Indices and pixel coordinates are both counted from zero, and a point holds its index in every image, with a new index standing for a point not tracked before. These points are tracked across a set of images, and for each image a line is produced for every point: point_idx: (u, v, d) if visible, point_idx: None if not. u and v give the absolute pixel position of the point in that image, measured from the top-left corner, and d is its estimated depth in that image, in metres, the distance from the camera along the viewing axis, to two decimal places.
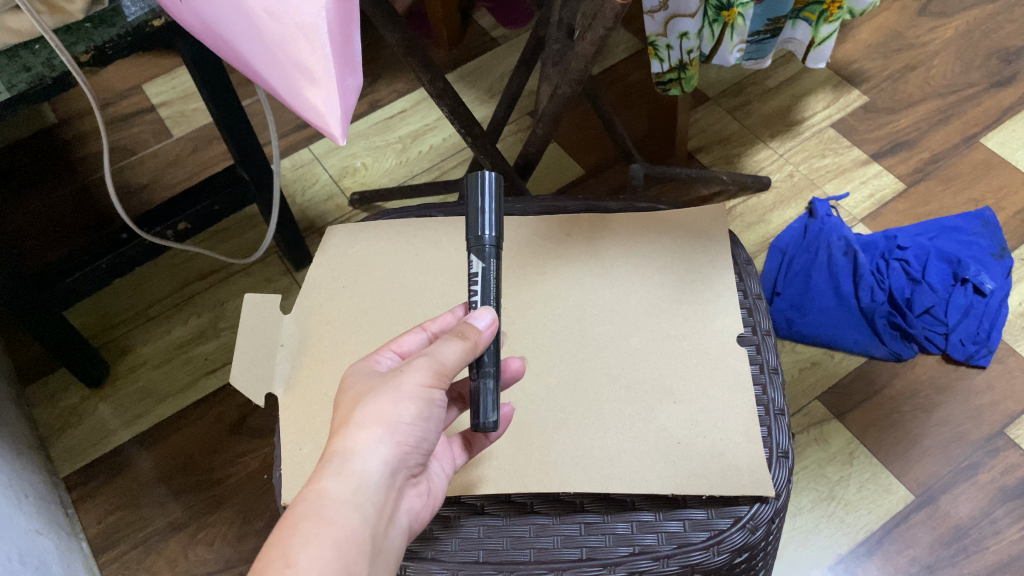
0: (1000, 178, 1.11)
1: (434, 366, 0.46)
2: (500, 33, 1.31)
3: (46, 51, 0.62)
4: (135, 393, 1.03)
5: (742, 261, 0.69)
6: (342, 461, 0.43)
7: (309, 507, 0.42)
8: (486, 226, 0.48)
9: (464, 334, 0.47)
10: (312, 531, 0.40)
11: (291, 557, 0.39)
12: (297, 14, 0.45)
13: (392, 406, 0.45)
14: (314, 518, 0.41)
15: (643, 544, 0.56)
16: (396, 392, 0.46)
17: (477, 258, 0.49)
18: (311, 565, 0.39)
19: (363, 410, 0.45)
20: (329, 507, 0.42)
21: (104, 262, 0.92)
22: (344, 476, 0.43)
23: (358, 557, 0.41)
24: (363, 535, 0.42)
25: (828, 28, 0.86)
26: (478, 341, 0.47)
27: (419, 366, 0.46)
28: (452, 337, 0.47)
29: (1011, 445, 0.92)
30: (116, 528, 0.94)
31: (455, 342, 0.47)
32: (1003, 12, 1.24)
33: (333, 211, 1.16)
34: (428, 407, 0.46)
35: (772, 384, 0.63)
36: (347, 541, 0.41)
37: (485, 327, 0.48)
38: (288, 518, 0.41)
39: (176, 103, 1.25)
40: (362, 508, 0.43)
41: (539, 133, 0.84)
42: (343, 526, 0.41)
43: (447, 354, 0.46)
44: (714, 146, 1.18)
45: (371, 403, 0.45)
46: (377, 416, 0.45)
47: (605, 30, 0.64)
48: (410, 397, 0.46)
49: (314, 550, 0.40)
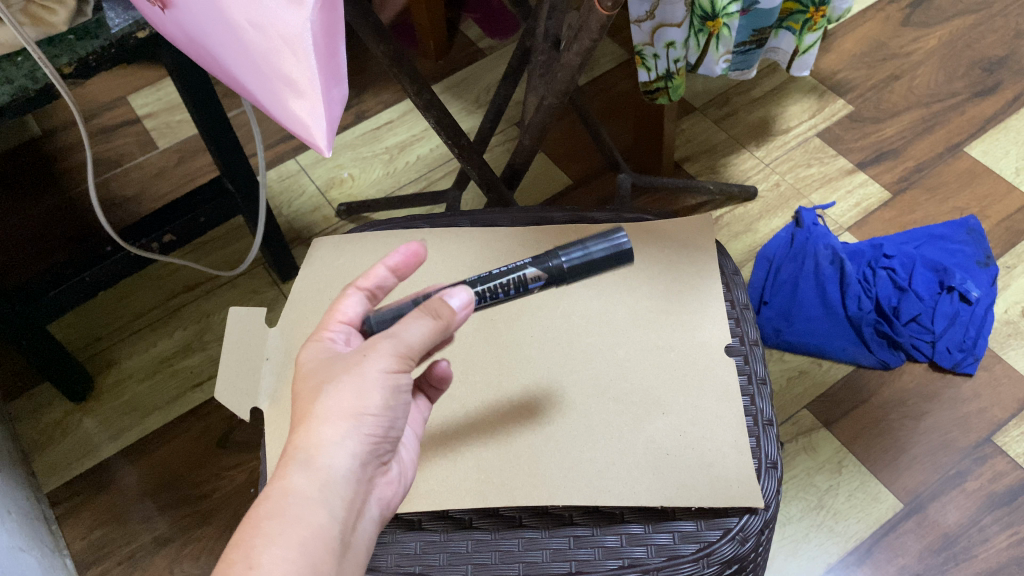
0: (984, 187, 1.11)
1: (400, 348, 0.47)
2: (487, 44, 1.32)
3: (28, 63, 0.61)
4: (120, 406, 1.02)
5: (729, 271, 0.69)
6: (308, 457, 0.44)
7: (274, 505, 0.42)
8: (568, 262, 0.52)
9: (437, 312, 0.48)
10: (276, 531, 0.41)
11: (253, 559, 0.40)
12: (281, 27, 0.44)
13: (356, 396, 0.46)
14: (279, 518, 0.42)
15: (633, 557, 0.55)
16: (360, 380, 0.46)
17: (538, 271, 0.52)
18: (275, 568, 0.40)
19: (327, 401, 0.46)
20: (293, 505, 0.42)
21: (88, 275, 0.90)
22: (310, 472, 0.44)
23: (325, 557, 0.42)
24: (331, 532, 0.43)
25: (811, 37, 0.88)
26: (445, 318, 0.48)
27: (384, 350, 0.46)
28: (423, 315, 0.48)
29: (999, 453, 0.92)
30: (100, 545, 0.93)
31: (425, 319, 0.48)
32: (985, 22, 1.26)
33: (320, 222, 1.15)
34: (394, 393, 0.47)
35: (760, 395, 0.62)
36: (314, 540, 0.42)
37: (459, 308, 0.49)
38: (253, 516, 0.42)
39: (161, 114, 1.25)
40: (329, 505, 0.43)
41: (525, 144, 0.84)
42: (310, 525, 0.42)
43: (414, 334, 0.47)
44: (701, 156, 1.19)
45: (333, 394, 0.46)
46: (342, 408, 0.45)
47: (592, 42, 0.64)
48: (374, 386, 0.46)
49: (278, 550, 0.41)
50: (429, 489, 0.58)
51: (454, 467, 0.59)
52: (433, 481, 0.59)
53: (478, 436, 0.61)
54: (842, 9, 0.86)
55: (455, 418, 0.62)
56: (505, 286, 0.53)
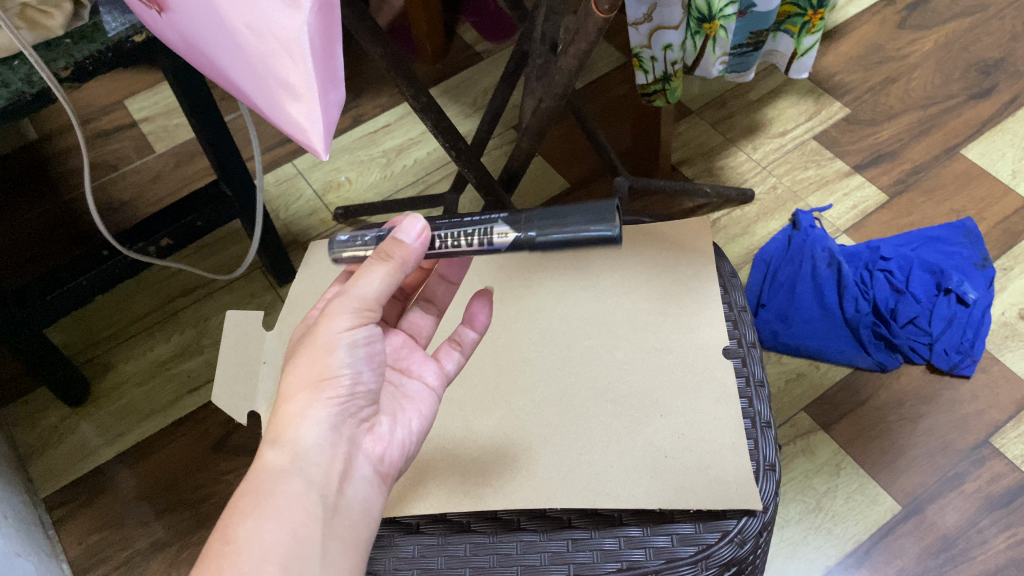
0: (980, 189, 1.12)
1: (352, 305, 0.50)
2: (484, 47, 1.32)
3: (25, 67, 0.62)
4: (117, 411, 1.02)
5: (726, 272, 0.68)
6: (278, 433, 0.48)
7: (252, 481, 0.46)
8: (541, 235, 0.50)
9: (389, 255, 0.51)
10: (252, 506, 0.45)
11: (232, 535, 0.43)
12: (278, 31, 0.44)
13: (315, 364, 0.49)
14: (252, 495, 0.45)
15: (631, 560, 0.54)
16: (317, 347, 0.50)
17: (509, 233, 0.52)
18: (252, 539, 0.43)
19: (292, 374, 0.50)
20: (268, 480, 0.46)
21: (84, 279, 0.90)
22: (281, 446, 0.47)
23: (304, 518, 0.45)
24: (309, 496, 0.46)
25: (810, 39, 0.88)
26: (388, 260, 0.51)
27: (338, 313, 0.50)
28: (376, 262, 0.51)
29: (997, 454, 0.92)
30: (98, 549, 0.93)
31: (374, 268, 0.51)
32: (981, 24, 1.26)
33: (317, 225, 1.15)
34: (352, 350, 0.51)
35: (759, 397, 0.61)
36: (291, 507, 0.45)
37: (412, 240, 0.52)
38: (234, 497, 0.46)
39: (158, 118, 1.25)
40: (304, 473, 0.47)
41: (522, 146, 0.84)
42: (284, 494, 0.45)
43: (365, 289, 0.50)
44: (698, 159, 1.19)
45: (295, 367, 0.50)
46: (300, 382, 0.49)
47: (588, 45, 0.64)
48: (329, 351, 0.50)
49: (254, 523, 0.44)
50: (429, 492, 0.58)
51: (453, 469, 0.60)
52: (433, 484, 0.59)
53: (477, 441, 0.61)
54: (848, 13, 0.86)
55: (454, 421, 0.63)
56: (471, 232, 0.53)
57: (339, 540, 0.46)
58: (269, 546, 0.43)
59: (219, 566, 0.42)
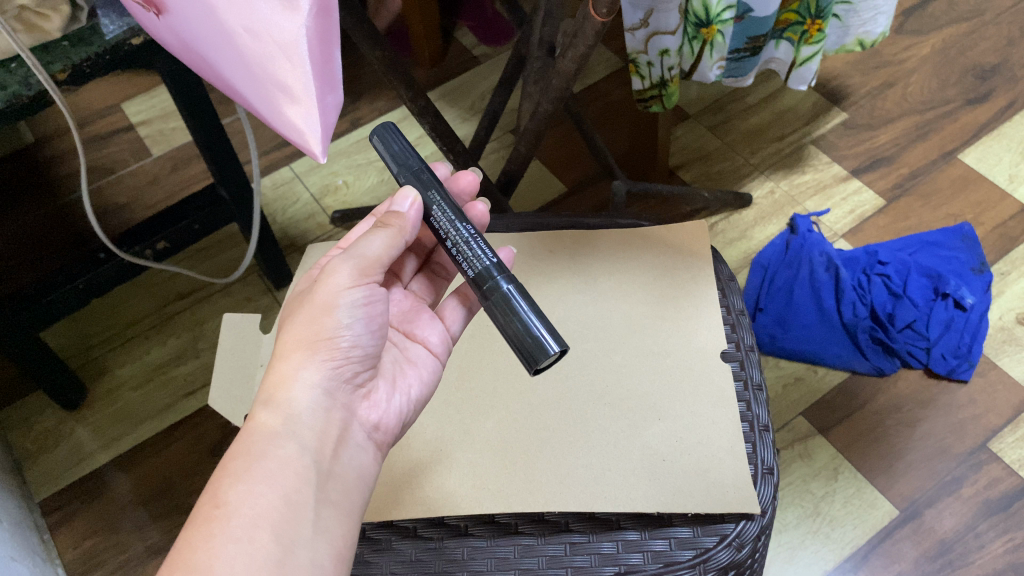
0: (977, 194, 1.12)
1: (351, 267, 0.51)
2: (482, 51, 1.32)
3: (22, 70, 0.61)
4: (113, 415, 1.01)
5: (725, 277, 0.68)
6: (271, 394, 0.48)
7: (246, 441, 0.47)
8: (490, 302, 0.51)
9: (388, 223, 0.52)
10: (244, 469, 0.45)
11: (221, 496, 0.43)
12: (276, 34, 0.44)
13: (312, 326, 0.50)
14: (244, 458, 0.46)
15: (630, 564, 0.55)
16: (316, 309, 0.50)
17: (480, 273, 0.52)
18: (242, 501, 0.43)
19: (289, 336, 0.50)
20: (259, 442, 0.46)
21: (81, 283, 0.90)
22: (274, 408, 0.48)
23: (295, 483, 0.45)
24: (301, 460, 0.46)
25: (809, 49, 0.88)
26: (390, 223, 0.52)
27: (337, 273, 0.51)
28: (376, 229, 0.52)
29: (994, 459, 0.92)
30: (93, 554, 0.92)
31: (374, 232, 0.52)
32: (978, 30, 1.27)
33: (314, 229, 1.15)
34: (352, 310, 0.50)
35: (756, 400, 0.62)
36: (282, 470, 0.45)
37: (408, 209, 0.53)
38: (227, 458, 0.46)
39: (155, 122, 1.25)
40: (297, 437, 0.47)
41: (520, 150, 0.83)
42: (275, 457, 0.46)
43: (365, 251, 0.51)
44: (695, 163, 1.19)
45: (293, 328, 0.50)
46: (296, 343, 0.49)
47: (586, 48, 0.64)
48: (327, 313, 0.50)
49: (244, 486, 0.44)
50: (425, 496, 0.58)
51: (450, 472, 0.59)
52: (429, 487, 0.58)
53: (475, 441, 0.60)
54: (876, 34, 0.88)
55: (449, 425, 0.62)
56: (454, 242, 0.53)
57: (332, 506, 0.46)
58: (260, 508, 0.43)
59: (209, 529, 0.42)
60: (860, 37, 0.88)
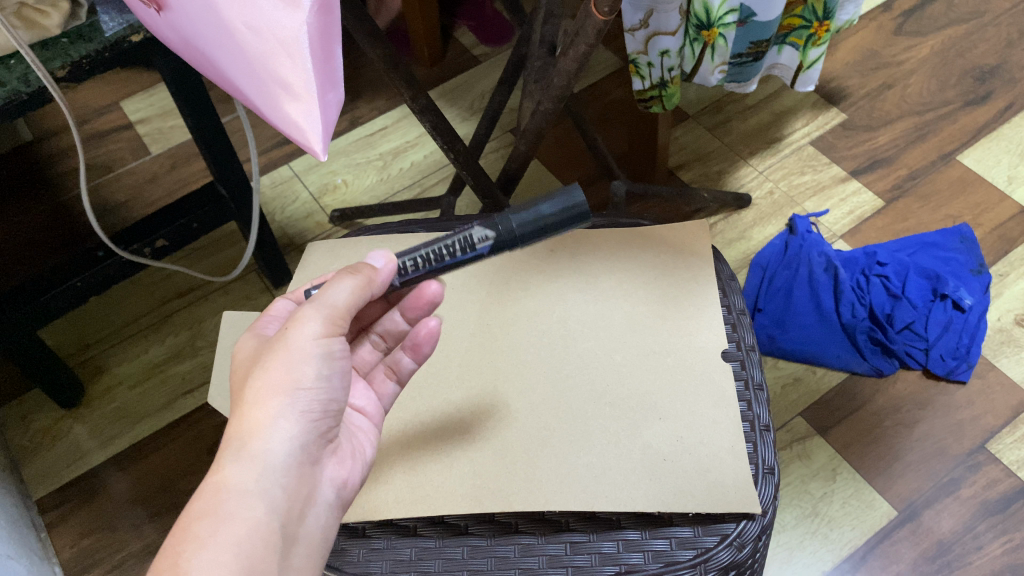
0: (976, 195, 1.12)
1: (326, 316, 0.50)
2: (481, 51, 1.32)
3: (21, 66, 0.61)
4: (111, 413, 1.01)
5: (725, 276, 0.69)
6: (240, 447, 0.46)
7: (208, 503, 0.44)
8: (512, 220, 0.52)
9: (357, 271, 0.52)
10: (208, 532, 0.43)
11: (185, 561, 0.41)
12: (277, 30, 0.44)
13: (286, 372, 0.48)
14: (211, 517, 0.43)
15: (630, 564, 0.55)
16: (288, 356, 0.48)
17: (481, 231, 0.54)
18: (208, 568, 0.41)
19: (255, 386, 0.48)
20: (226, 501, 0.44)
21: (80, 280, 0.90)
22: (244, 463, 0.45)
23: (263, 546, 0.44)
24: (269, 522, 0.45)
25: (816, 52, 0.88)
26: (360, 272, 0.52)
27: (310, 322, 0.49)
28: (345, 276, 0.51)
29: (992, 460, 0.92)
30: (90, 553, 0.92)
31: (343, 281, 0.51)
32: (977, 31, 1.27)
33: (313, 228, 1.15)
34: (326, 363, 0.49)
35: (756, 400, 0.62)
36: (250, 532, 0.44)
37: (381, 265, 0.54)
38: (186, 518, 0.44)
39: (154, 120, 1.24)
40: (266, 495, 0.45)
41: (520, 149, 0.83)
42: (243, 519, 0.44)
43: (337, 299, 0.50)
44: (695, 163, 1.19)
45: (262, 375, 0.48)
46: (269, 391, 0.47)
47: (588, 47, 0.64)
48: (303, 362, 0.48)
49: (211, 549, 0.42)
50: (427, 496, 0.57)
51: (449, 471, 0.58)
52: (429, 486, 0.58)
53: (474, 443, 0.60)
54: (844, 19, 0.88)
55: (451, 423, 0.61)
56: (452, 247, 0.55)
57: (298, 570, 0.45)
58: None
59: None
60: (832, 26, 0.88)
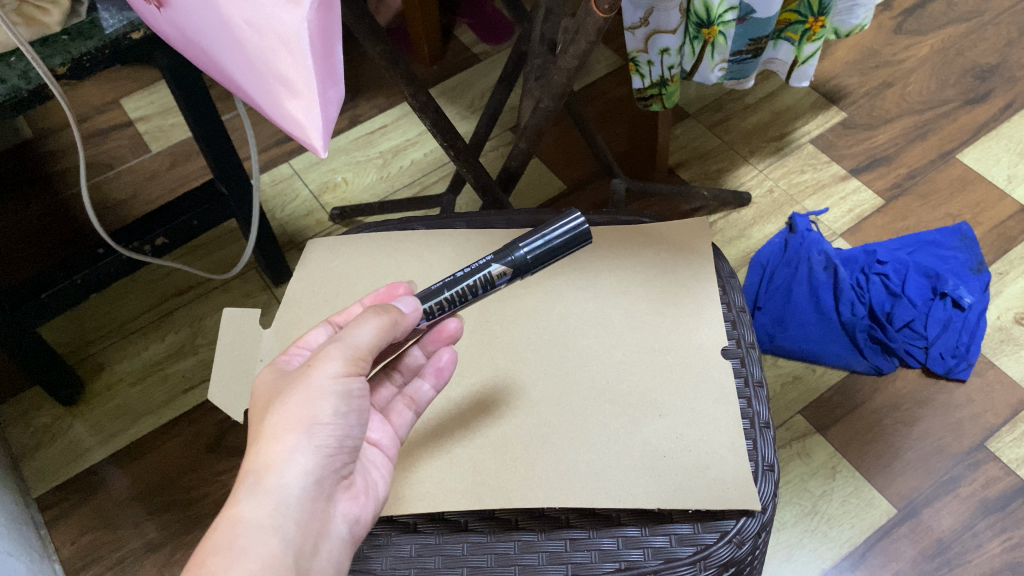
0: (976, 194, 1.12)
1: (346, 354, 0.50)
2: (481, 49, 1.32)
3: (21, 64, 0.61)
4: (111, 411, 1.01)
5: (725, 273, 0.69)
6: (257, 480, 0.46)
7: (223, 539, 0.45)
8: (523, 246, 0.55)
9: (383, 310, 0.52)
10: (222, 567, 0.43)
11: None
12: (278, 27, 0.44)
13: (305, 407, 0.48)
14: (226, 551, 0.44)
15: (630, 560, 0.55)
16: (308, 390, 0.48)
17: (497, 263, 0.56)
18: None
19: (272, 422, 0.48)
20: (241, 534, 0.45)
21: (79, 278, 0.90)
22: (260, 496, 0.46)
23: None
24: (282, 557, 0.45)
25: (811, 47, 0.88)
26: (386, 313, 0.52)
27: (329, 359, 0.50)
28: (370, 315, 0.51)
29: (992, 458, 0.92)
30: (90, 550, 0.92)
31: (367, 320, 0.51)
32: (977, 30, 1.27)
33: (313, 226, 1.15)
34: (345, 400, 0.49)
35: (756, 397, 0.62)
36: (263, 568, 0.44)
37: (409, 311, 0.54)
38: (201, 553, 0.44)
39: (154, 118, 1.24)
40: (280, 530, 0.46)
41: (521, 147, 0.83)
42: (256, 554, 0.44)
43: (361, 337, 0.50)
44: (695, 162, 1.19)
45: (279, 410, 0.48)
46: (288, 425, 0.48)
47: (588, 44, 0.64)
48: (322, 397, 0.49)
49: None
50: (427, 494, 0.57)
51: (450, 471, 0.58)
52: (429, 483, 0.58)
53: (475, 442, 0.60)
54: (850, 24, 0.88)
55: (451, 422, 0.61)
56: (473, 285, 0.56)
57: None
58: None
59: None
60: (835, 27, 0.89)
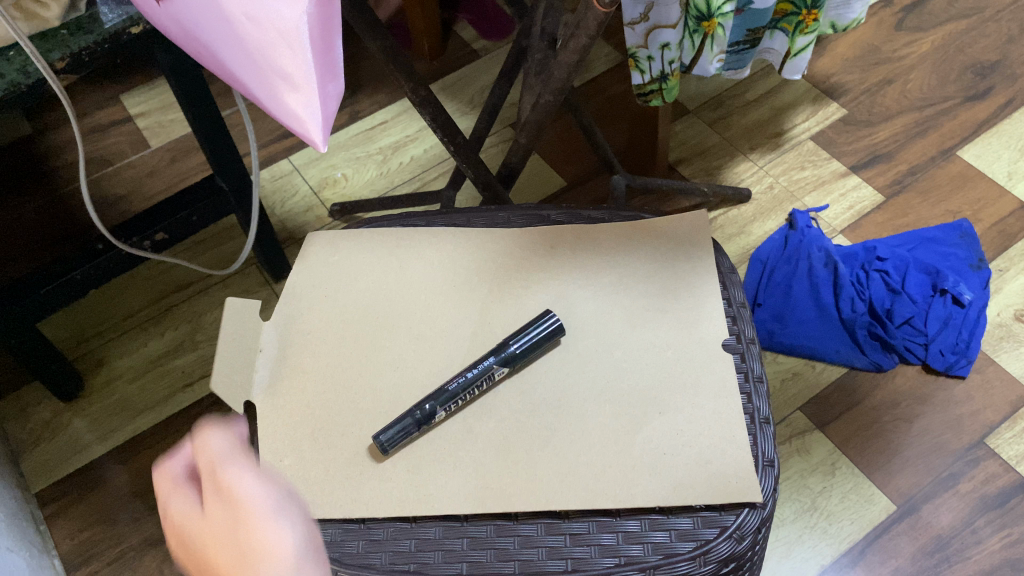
0: (976, 190, 1.12)
1: (241, 462, 0.41)
2: (481, 45, 1.32)
3: (21, 57, 0.61)
4: (110, 406, 1.01)
5: (725, 269, 0.69)
6: None
7: None
8: (520, 343, 0.62)
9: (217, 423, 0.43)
10: None
11: None
12: (277, 20, 0.44)
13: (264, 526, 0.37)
14: None
15: (630, 555, 0.55)
16: (244, 512, 0.38)
17: (497, 363, 0.61)
18: None
19: (225, 565, 0.37)
20: None
21: (79, 273, 0.89)
22: None
23: None
24: None
25: (804, 39, 0.88)
26: (214, 421, 0.44)
27: (237, 476, 0.40)
28: (207, 431, 0.43)
29: (991, 455, 0.92)
30: (90, 545, 0.92)
31: (212, 435, 0.42)
32: (978, 27, 1.27)
33: (313, 222, 1.15)
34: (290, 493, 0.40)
35: (756, 392, 0.62)
36: None
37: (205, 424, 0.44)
38: None
39: (154, 114, 1.24)
40: None
41: (520, 142, 0.83)
42: None
43: (225, 446, 0.42)
44: (695, 158, 1.19)
45: (246, 547, 0.37)
46: (267, 546, 0.37)
47: (588, 39, 0.64)
48: (274, 500, 0.39)
49: None
50: (429, 493, 0.57)
51: (452, 469, 0.58)
52: (432, 484, 0.58)
53: (476, 441, 0.60)
54: (847, 18, 0.88)
55: (454, 421, 0.61)
56: (473, 386, 0.61)
57: None
58: None
59: None
60: (832, 20, 0.89)
